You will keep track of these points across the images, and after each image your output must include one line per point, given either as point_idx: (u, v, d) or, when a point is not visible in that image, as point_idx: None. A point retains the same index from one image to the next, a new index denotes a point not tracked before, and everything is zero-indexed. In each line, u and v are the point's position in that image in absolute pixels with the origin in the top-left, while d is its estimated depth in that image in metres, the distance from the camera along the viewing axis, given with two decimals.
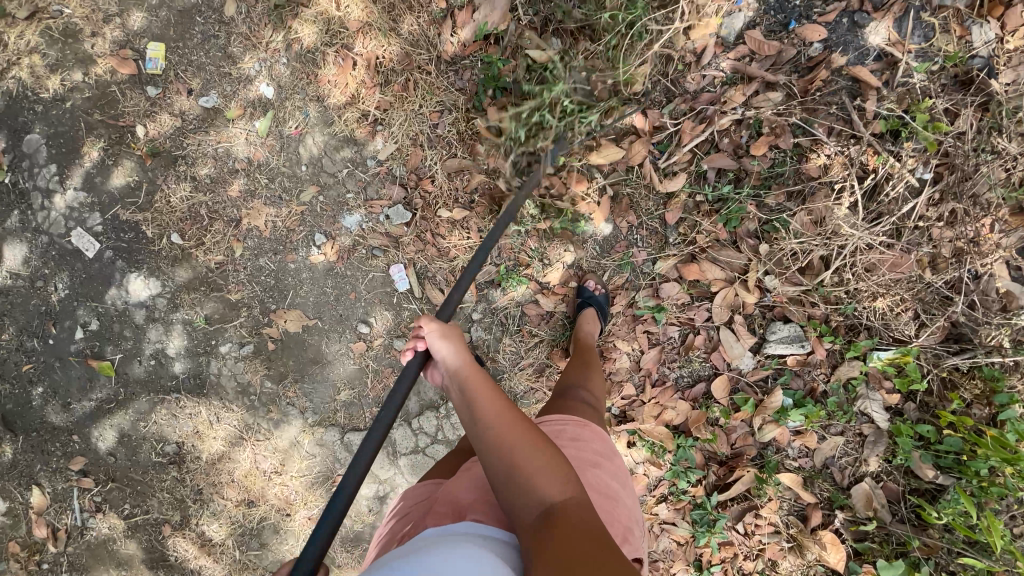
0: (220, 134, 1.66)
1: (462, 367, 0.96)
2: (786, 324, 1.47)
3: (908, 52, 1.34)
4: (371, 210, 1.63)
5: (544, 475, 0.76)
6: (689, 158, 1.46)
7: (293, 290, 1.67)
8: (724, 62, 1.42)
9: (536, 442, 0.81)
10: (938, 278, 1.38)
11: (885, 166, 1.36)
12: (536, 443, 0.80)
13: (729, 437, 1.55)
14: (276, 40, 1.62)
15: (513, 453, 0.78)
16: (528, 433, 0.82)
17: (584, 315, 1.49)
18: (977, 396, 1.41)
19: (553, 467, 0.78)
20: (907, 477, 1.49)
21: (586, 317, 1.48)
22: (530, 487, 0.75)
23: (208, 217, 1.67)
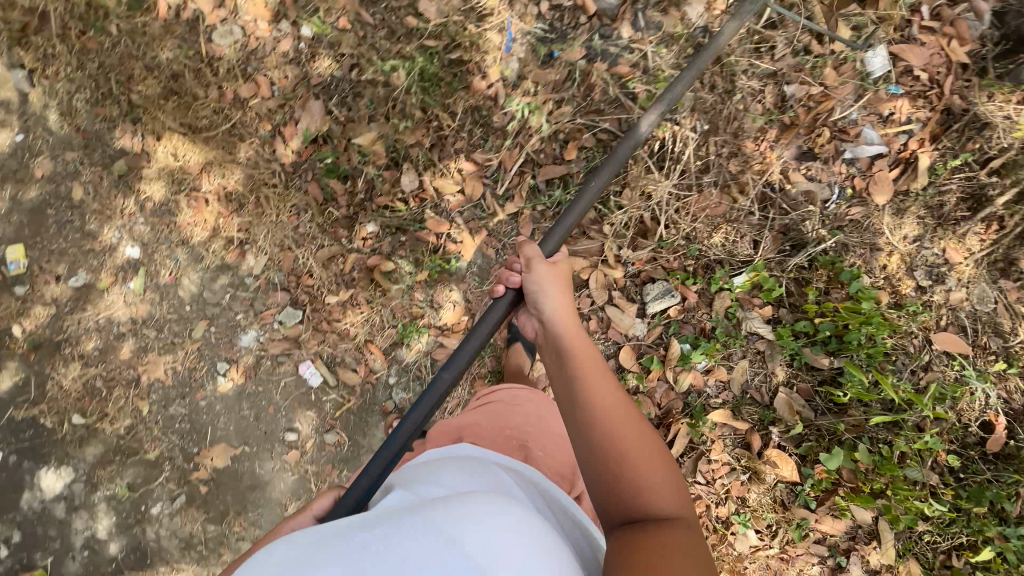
0: (98, 305, 1.73)
1: (564, 322, 1.11)
2: (655, 283, 1.66)
3: (649, 42, 1.65)
4: (264, 321, 1.70)
5: (653, 486, 0.86)
6: (520, 179, 1.67)
7: (211, 425, 1.69)
8: (518, 97, 1.67)
9: (641, 440, 0.90)
10: (748, 200, 1.62)
11: (669, 132, 1.63)
12: (636, 442, 0.89)
13: (654, 398, 1.68)
14: (129, 204, 1.74)
15: (615, 441, 0.89)
16: (624, 416, 0.92)
17: (512, 350, 1.63)
18: (828, 282, 1.64)
19: (661, 482, 0.87)
20: (811, 373, 1.65)
21: (514, 351, 1.62)
22: (632, 486, 0.85)
23: (106, 386, 1.70)
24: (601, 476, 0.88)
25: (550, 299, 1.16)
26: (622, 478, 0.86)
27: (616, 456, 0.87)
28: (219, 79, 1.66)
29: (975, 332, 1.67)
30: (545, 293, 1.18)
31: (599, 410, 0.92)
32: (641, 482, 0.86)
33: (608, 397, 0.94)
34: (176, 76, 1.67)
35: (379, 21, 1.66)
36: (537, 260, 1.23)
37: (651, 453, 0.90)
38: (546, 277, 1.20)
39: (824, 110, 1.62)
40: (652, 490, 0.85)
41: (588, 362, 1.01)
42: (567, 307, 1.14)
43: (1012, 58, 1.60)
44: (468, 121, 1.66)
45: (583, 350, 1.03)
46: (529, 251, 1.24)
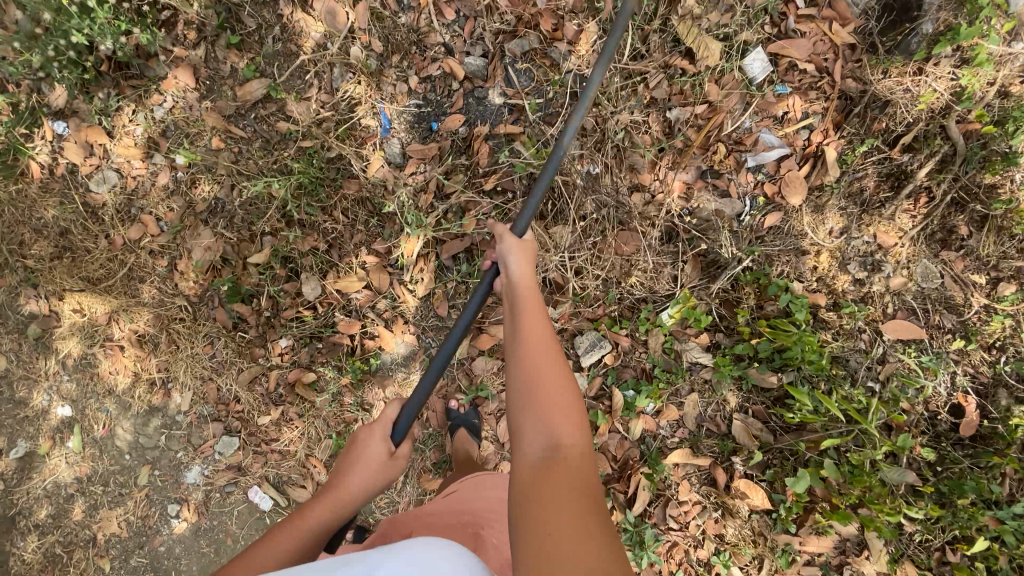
0: (42, 472, 1.72)
1: (526, 289, 0.98)
2: (585, 335, 1.59)
3: (525, 94, 1.61)
4: (204, 454, 1.68)
5: (564, 433, 0.75)
6: (425, 259, 1.62)
7: (174, 569, 1.67)
8: (407, 178, 1.63)
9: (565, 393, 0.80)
10: (657, 233, 1.57)
11: (561, 183, 1.57)
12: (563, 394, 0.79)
13: (608, 452, 1.62)
14: (51, 365, 1.73)
15: (544, 393, 0.79)
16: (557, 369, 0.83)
17: (459, 436, 1.56)
18: (759, 298, 1.58)
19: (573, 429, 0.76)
20: (762, 394, 1.59)
21: (460, 437, 1.56)
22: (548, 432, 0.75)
23: (66, 551, 1.70)
24: (523, 421, 0.78)
25: (515, 264, 1.03)
26: (543, 423, 0.76)
27: (540, 406, 0.78)
28: (107, 227, 1.64)
29: (926, 314, 1.58)
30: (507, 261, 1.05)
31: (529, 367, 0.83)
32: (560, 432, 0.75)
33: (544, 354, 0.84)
34: (65, 232, 1.66)
35: (251, 133, 1.63)
36: (507, 234, 1.10)
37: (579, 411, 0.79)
38: (513, 245, 1.06)
39: (715, 124, 1.56)
40: (568, 435, 0.75)
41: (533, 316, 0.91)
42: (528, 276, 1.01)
43: (899, 28, 1.51)
44: (360, 213, 1.62)
45: (534, 302, 0.95)
46: (499, 228, 1.12)
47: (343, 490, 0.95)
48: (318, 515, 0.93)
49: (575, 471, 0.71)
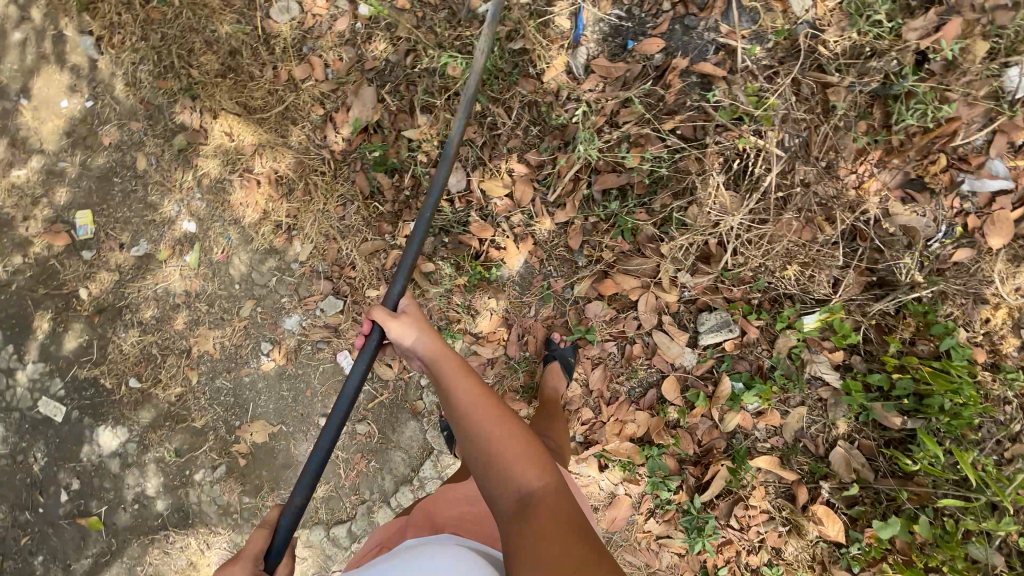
0: (156, 276, 1.78)
1: (440, 357, 1.06)
2: (712, 313, 1.50)
3: (741, 36, 1.44)
4: (307, 307, 1.71)
5: (525, 472, 0.86)
6: (574, 185, 1.53)
7: (253, 401, 1.73)
8: (582, 93, 1.51)
9: (515, 436, 0.92)
10: (835, 232, 1.42)
11: (751, 147, 1.41)
12: (516, 437, 0.92)
13: (694, 435, 1.55)
14: (187, 180, 1.77)
15: (494, 444, 0.89)
16: (499, 417, 0.94)
17: (550, 370, 1.54)
18: (916, 333, 1.44)
19: (532, 463, 0.88)
20: (878, 431, 1.48)
21: (552, 371, 1.53)
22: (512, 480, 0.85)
23: (160, 354, 1.75)
24: (489, 476, 0.87)
25: (420, 341, 1.09)
26: (500, 474, 0.86)
27: (491, 463, 0.88)
28: (274, 58, 1.63)
29: None
30: (411, 343, 1.10)
31: (474, 431, 0.93)
32: (522, 474, 0.86)
33: (479, 409, 0.95)
34: (234, 52, 1.66)
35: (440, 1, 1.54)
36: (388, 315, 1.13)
37: (532, 444, 0.92)
38: (407, 325, 1.12)
39: (945, 133, 1.38)
40: (527, 476, 0.86)
41: (460, 376, 1.02)
42: (435, 347, 1.08)
43: None
44: (524, 117, 1.53)
45: (454, 366, 1.05)
46: (379, 312, 1.12)
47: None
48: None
49: (542, 505, 0.82)
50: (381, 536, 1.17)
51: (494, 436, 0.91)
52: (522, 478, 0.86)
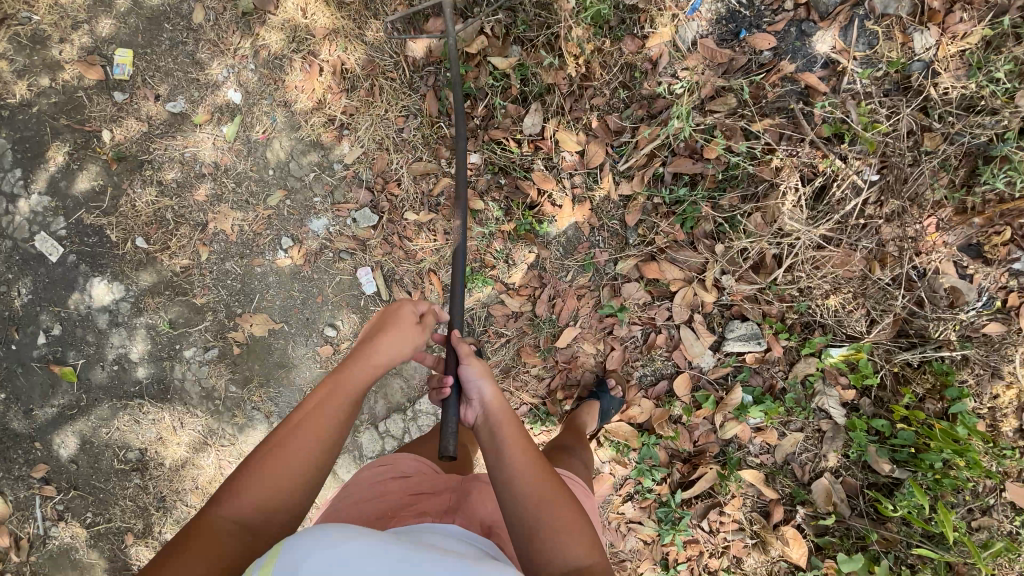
0: (187, 139, 1.68)
1: (496, 411, 0.91)
2: (743, 323, 1.51)
3: (853, 58, 1.40)
4: (338, 212, 1.64)
5: (574, 551, 0.76)
6: (646, 161, 1.49)
7: (260, 294, 1.67)
8: (679, 70, 1.46)
9: (562, 505, 0.80)
10: (886, 274, 1.43)
11: (831, 168, 1.41)
12: (565, 508, 0.80)
13: (692, 434, 1.55)
14: (244, 47, 1.65)
15: (543, 516, 0.78)
16: (552, 482, 0.82)
17: (586, 403, 1.50)
18: (928, 391, 1.46)
19: (582, 538, 0.78)
20: (865, 472, 1.52)
21: (587, 404, 1.50)
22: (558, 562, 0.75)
23: (174, 221, 1.66)
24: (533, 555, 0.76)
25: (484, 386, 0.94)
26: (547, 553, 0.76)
27: (539, 536, 0.77)
28: None
29: None
30: (476, 388, 0.95)
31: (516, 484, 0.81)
32: (570, 554, 0.76)
33: (526, 463, 0.83)
34: None
35: None
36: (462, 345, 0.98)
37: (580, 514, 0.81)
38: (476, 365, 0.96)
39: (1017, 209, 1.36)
40: (575, 554, 0.76)
41: (510, 427, 0.89)
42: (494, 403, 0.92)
43: None
44: (616, 79, 1.48)
45: (507, 418, 0.90)
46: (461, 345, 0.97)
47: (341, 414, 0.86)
48: (242, 489, 0.77)
49: None
50: (408, 469, 1.12)
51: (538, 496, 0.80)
52: (563, 552, 0.76)
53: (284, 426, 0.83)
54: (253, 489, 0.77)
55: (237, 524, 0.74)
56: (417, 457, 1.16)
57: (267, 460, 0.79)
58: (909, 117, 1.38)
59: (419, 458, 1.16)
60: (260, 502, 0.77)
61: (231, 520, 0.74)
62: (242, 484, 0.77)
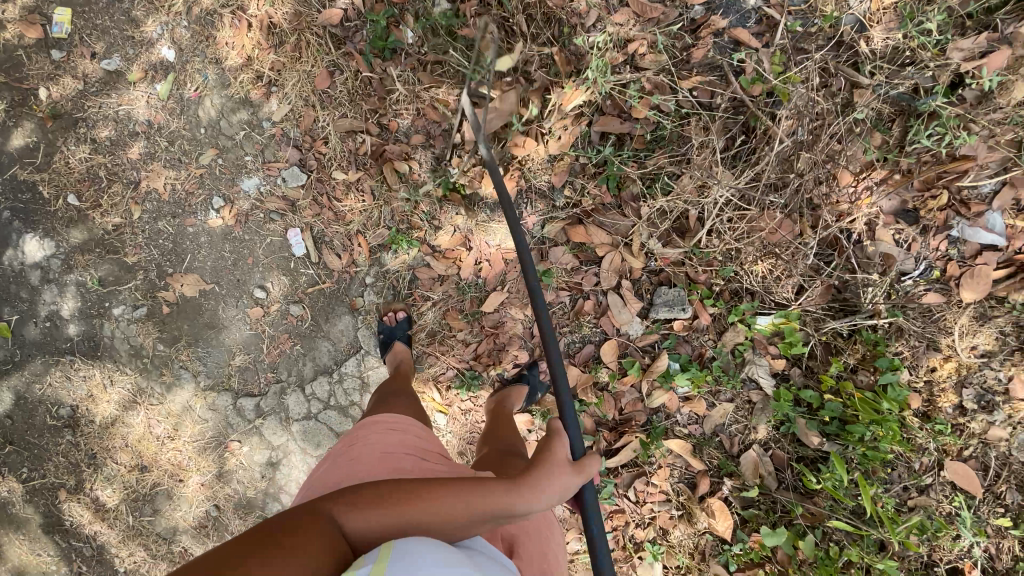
0: (121, 97, 1.67)
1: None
2: (670, 288, 1.45)
3: (787, 12, 1.34)
4: (269, 172, 1.63)
5: None
6: (573, 121, 1.45)
7: (191, 254, 1.66)
8: (608, 25, 1.41)
9: None
10: (814, 238, 1.37)
11: (760, 128, 1.36)
12: None
13: (618, 402, 1.51)
14: (178, 4, 1.64)
15: None
16: None
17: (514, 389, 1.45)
18: (860, 361, 1.41)
19: None
20: (794, 445, 1.47)
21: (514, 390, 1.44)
22: None
23: (107, 179, 1.66)
24: None
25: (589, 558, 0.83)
26: None
27: None
28: None
29: (1000, 477, 1.36)
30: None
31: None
32: None
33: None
34: None
35: None
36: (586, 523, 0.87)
37: None
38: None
39: (955, 170, 1.30)
40: None
41: None
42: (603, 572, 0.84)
43: None
44: (543, 32, 1.43)
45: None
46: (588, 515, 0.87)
47: (467, 511, 0.73)
48: (365, 519, 0.69)
49: None
50: (418, 446, 1.06)
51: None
52: None
53: (421, 487, 0.74)
54: (370, 521, 0.68)
55: (338, 542, 0.65)
56: (421, 431, 1.13)
57: (385, 504, 0.70)
58: (821, 63, 1.32)
59: (425, 433, 1.13)
60: (371, 538, 0.69)
61: (328, 530, 0.65)
62: (367, 513, 0.69)
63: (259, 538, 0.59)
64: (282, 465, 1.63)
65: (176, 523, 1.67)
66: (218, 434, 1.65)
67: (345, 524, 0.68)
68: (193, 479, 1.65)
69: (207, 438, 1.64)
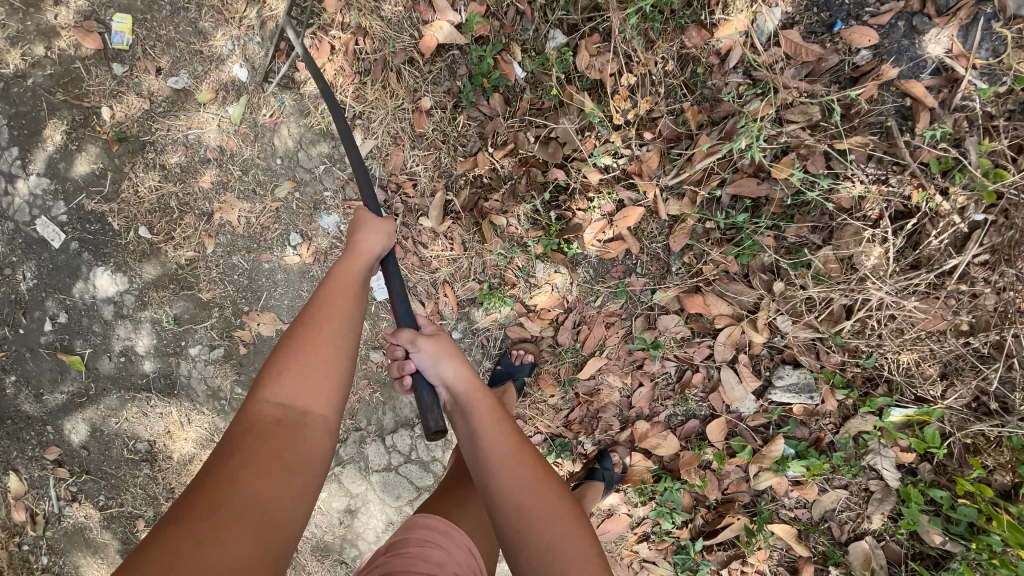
0: (190, 119, 1.53)
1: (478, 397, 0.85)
2: (795, 370, 1.32)
3: (974, 66, 1.13)
4: (350, 211, 1.50)
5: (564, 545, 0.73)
6: (701, 178, 1.27)
7: (266, 293, 1.57)
8: (753, 70, 1.21)
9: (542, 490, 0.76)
10: (978, 338, 1.20)
11: (929, 204, 1.17)
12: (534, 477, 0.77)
13: (721, 482, 1.41)
14: (250, 16, 1.48)
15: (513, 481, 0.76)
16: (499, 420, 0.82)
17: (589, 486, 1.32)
18: (1001, 463, 1.26)
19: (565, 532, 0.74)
20: (911, 540, 1.36)
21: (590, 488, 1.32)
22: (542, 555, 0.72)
23: (178, 209, 1.56)
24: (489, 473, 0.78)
25: (448, 372, 0.87)
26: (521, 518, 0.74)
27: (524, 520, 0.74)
28: None
29: None
30: (437, 371, 0.89)
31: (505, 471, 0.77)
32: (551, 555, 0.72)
33: (526, 470, 0.77)
34: None
35: None
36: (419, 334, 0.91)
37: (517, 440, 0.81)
38: (440, 355, 0.89)
39: None
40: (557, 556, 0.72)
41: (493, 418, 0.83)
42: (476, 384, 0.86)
43: None
44: (672, 79, 1.24)
45: (493, 408, 0.84)
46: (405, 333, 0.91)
47: (341, 306, 0.80)
48: (288, 384, 0.71)
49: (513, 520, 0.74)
50: (458, 573, 0.86)
51: (549, 509, 0.75)
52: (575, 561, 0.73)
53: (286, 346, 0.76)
54: (292, 386, 0.71)
55: (296, 428, 0.69)
56: (471, 551, 0.92)
57: (281, 365, 0.73)
58: (1016, 135, 1.13)
59: (474, 556, 0.92)
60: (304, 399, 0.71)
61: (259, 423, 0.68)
62: (284, 383, 0.71)
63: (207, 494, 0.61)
64: (360, 513, 1.60)
65: None
66: None
67: (272, 397, 0.70)
68: None
69: None
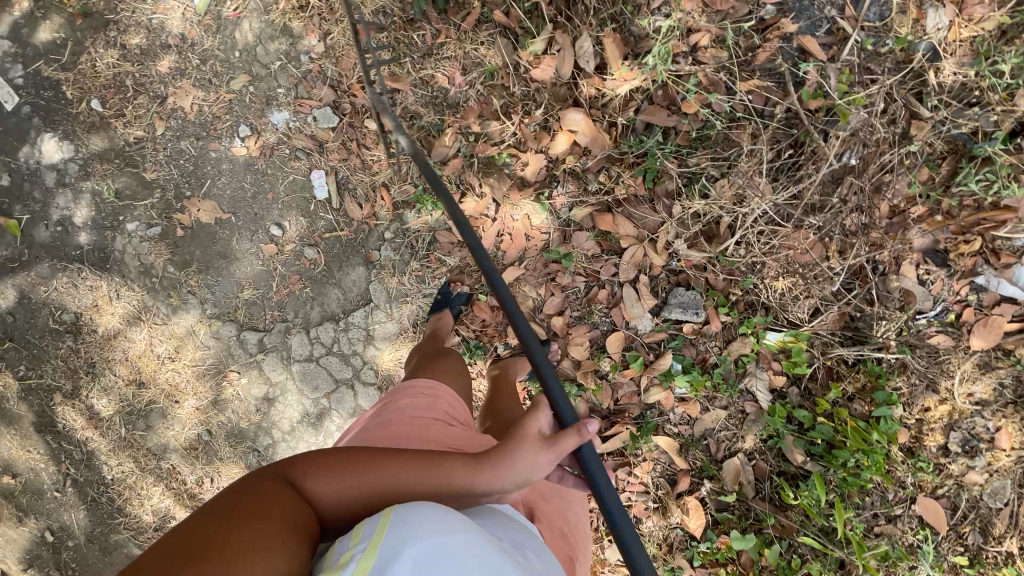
0: (157, 5, 1.60)
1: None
2: (687, 290, 1.46)
3: (860, 27, 1.30)
4: (300, 108, 1.58)
5: None
6: (623, 103, 1.41)
7: (211, 180, 1.63)
8: (675, 10, 1.35)
9: None
10: (840, 264, 1.37)
11: (808, 144, 1.33)
12: None
13: (615, 393, 1.53)
14: None
15: None
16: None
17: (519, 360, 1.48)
18: (858, 391, 1.42)
19: None
20: (777, 459, 1.48)
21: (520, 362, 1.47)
22: None
23: (133, 89, 1.61)
24: None
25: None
26: None
27: None
28: None
29: (967, 519, 1.38)
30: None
31: None
32: None
33: None
34: None
35: None
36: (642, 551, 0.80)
37: None
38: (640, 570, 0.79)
39: (992, 220, 1.30)
40: None
41: None
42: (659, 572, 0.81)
43: None
44: (605, 11, 1.38)
45: None
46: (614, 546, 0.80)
47: (400, 471, 0.74)
48: (331, 486, 0.70)
49: None
50: (449, 414, 1.04)
51: None
52: None
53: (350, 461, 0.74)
54: (336, 487, 0.71)
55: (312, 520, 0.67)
56: (457, 399, 1.10)
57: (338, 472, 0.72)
58: (886, 88, 1.29)
59: (460, 401, 1.10)
60: (336, 504, 0.70)
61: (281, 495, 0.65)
62: (327, 482, 0.70)
63: (207, 525, 0.58)
64: (277, 402, 1.65)
65: (167, 441, 1.70)
66: (219, 363, 1.66)
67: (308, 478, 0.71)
68: (189, 402, 1.68)
69: (207, 365, 1.66)
